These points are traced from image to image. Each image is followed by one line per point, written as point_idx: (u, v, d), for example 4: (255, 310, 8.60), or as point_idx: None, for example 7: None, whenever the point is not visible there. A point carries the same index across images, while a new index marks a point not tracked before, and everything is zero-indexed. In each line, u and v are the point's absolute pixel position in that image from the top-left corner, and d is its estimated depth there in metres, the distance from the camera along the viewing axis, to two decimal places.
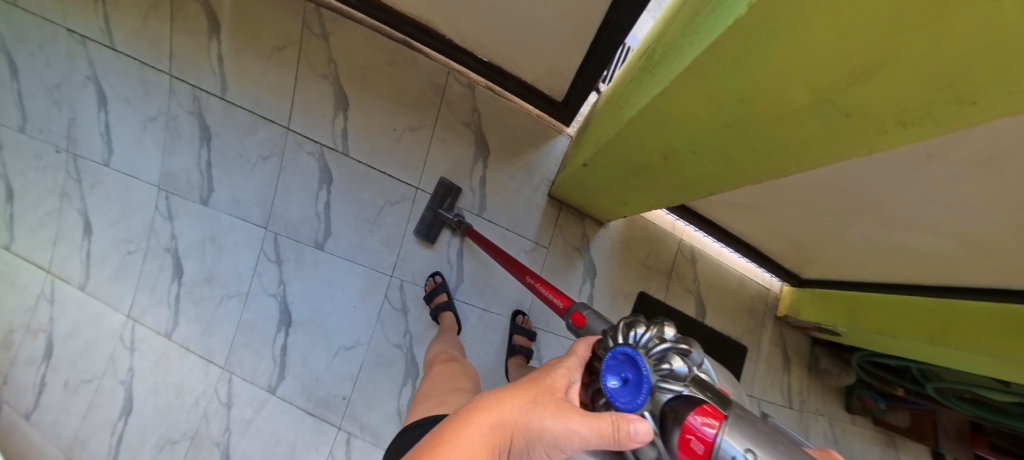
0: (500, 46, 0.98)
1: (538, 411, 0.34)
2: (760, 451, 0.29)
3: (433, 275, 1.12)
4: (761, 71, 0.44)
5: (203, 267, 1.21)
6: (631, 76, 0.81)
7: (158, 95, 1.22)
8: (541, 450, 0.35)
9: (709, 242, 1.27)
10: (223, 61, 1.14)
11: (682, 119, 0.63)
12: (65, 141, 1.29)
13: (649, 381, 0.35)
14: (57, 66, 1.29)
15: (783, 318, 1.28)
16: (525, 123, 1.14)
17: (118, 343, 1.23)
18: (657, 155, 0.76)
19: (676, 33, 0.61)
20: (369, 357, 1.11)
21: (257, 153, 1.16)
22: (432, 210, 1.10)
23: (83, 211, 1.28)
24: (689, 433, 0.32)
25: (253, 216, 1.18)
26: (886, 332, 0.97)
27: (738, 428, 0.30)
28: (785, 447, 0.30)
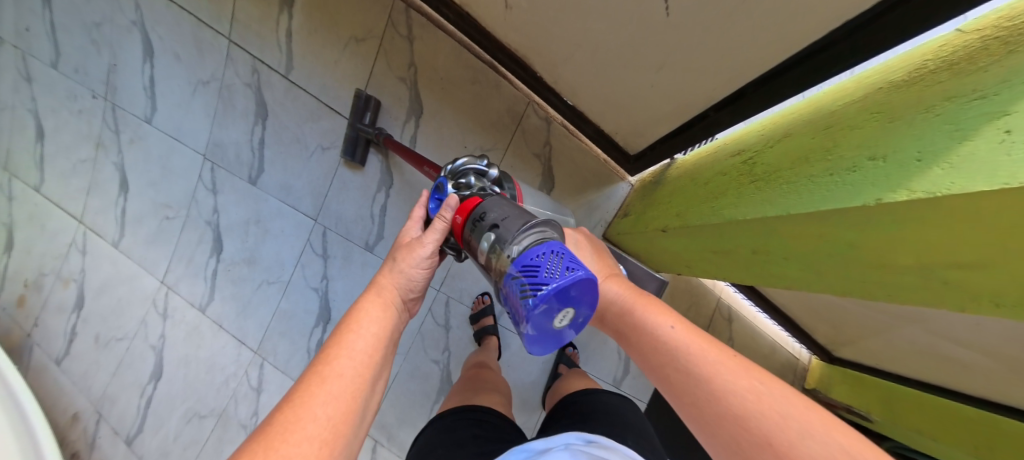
0: (596, 90, 0.93)
1: (406, 258, 0.49)
2: (488, 210, 0.46)
3: (482, 293, 1.13)
4: (913, 240, 0.44)
5: (244, 247, 1.18)
6: (729, 164, 0.80)
7: (213, 59, 1.13)
8: (415, 281, 0.50)
9: (746, 305, 1.36)
10: (293, 39, 1.07)
11: (790, 236, 0.61)
12: (103, 88, 1.21)
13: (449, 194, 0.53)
14: (100, 2, 1.18)
15: (808, 390, 1.41)
16: (593, 166, 1.12)
17: (151, 308, 1.21)
18: (746, 250, 0.73)
19: (803, 153, 0.62)
20: (405, 369, 1.13)
21: (316, 142, 1.11)
22: (353, 126, 1.03)
23: (120, 165, 1.22)
24: (458, 211, 0.49)
25: (304, 206, 1.14)
26: (924, 431, 1.04)
27: (488, 201, 0.47)
28: (509, 206, 0.45)
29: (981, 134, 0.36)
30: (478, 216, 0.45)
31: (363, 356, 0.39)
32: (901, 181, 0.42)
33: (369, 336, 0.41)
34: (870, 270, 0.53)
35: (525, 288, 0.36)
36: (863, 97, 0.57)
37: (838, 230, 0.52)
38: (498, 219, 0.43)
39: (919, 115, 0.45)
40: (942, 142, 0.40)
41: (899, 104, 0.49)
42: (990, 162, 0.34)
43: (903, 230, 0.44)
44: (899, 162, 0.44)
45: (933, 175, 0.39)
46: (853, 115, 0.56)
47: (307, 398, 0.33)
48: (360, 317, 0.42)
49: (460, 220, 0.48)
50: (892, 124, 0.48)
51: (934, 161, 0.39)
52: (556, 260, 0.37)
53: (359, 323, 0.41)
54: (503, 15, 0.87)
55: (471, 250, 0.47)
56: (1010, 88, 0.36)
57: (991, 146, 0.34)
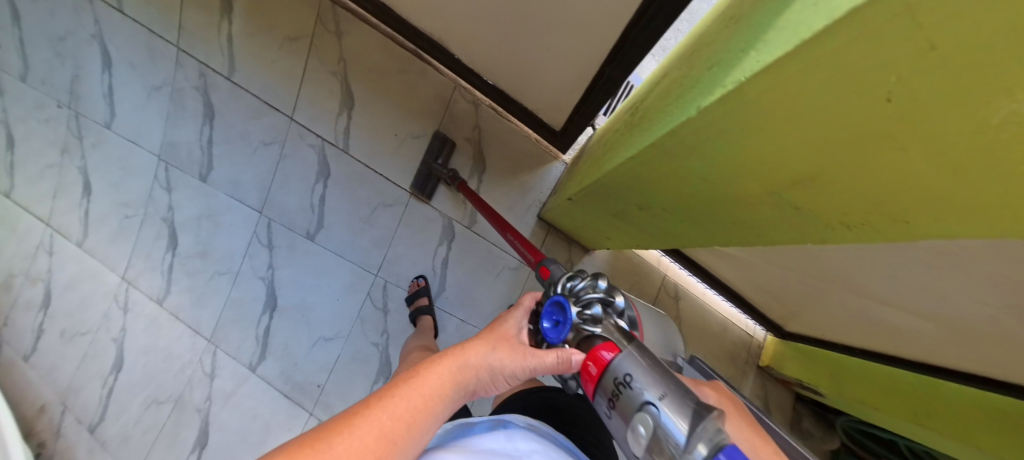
0: (507, 73, 0.97)
1: (499, 352, 0.46)
2: (636, 372, 0.37)
3: (416, 278, 1.16)
4: (735, 146, 0.46)
5: (198, 240, 1.25)
6: (620, 122, 0.83)
7: (164, 65, 1.21)
8: (492, 381, 0.46)
9: (694, 282, 1.36)
10: (234, 42, 1.14)
11: (655, 175, 0.64)
12: (68, 97, 1.29)
13: (574, 321, 0.45)
14: (62, 18, 1.27)
15: (765, 369, 1.40)
16: (525, 147, 1.14)
17: (113, 302, 1.28)
18: (634, 205, 0.77)
19: (665, 89, 0.63)
20: (347, 351, 1.18)
21: (259, 138, 1.18)
22: (428, 163, 1.10)
23: (84, 168, 1.29)
24: (590, 359, 0.41)
25: (250, 199, 1.21)
26: (869, 403, 1.06)
27: (627, 359, 0.39)
28: (665, 373, 0.37)
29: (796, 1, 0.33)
30: (623, 379, 0.37)
31: (403, 434, 0.37)
32: (722, 79, 0.43)
33: (416, 412, 0.39)
34: (735, 201, 0.56)
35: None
36: (723, 16, 0.57)
37: (687, 159, 0.54)
38: (656, 396, 0.34)
39: (750, 11, 0.44)
40: (758, 26, 0.39)
41: (742, 9, 0.49)
42: (799, 17, 0.32)
43: (724, 136, 0.46)
44: (727, 60, 0.43)
45: (747, 62, 0.38)
46: (712, 35, 0.56)
47: (337, 441, 0.34)
48: (429, 385, 0.41)
49: (592, 372, 0.40)
50: (732, 29, 0.48)
51: (750, 46, 0.39)
52: None
53: (416, 387, 0.41)
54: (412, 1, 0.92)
55: (609, 415, 0.39)
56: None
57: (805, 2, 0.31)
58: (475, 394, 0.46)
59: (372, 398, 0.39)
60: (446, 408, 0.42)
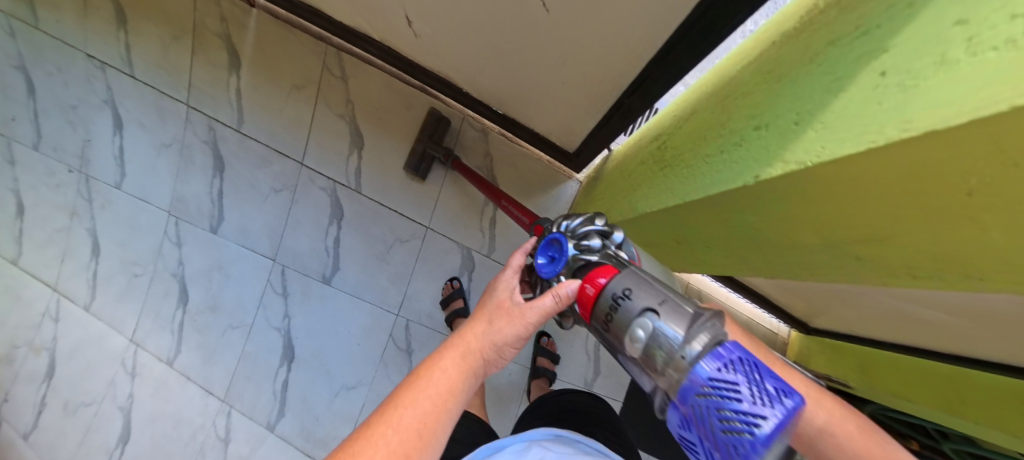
0: (515, 104, 0.96)
1: (497, 323, 0.40)
2: (635, 288, 0.35)
3: (450, 279, 1.12)
4: (786, 207, 0.42)
5: (208, 295, 1.21)
6: (638, 157, 0.81)
7: (174, 123, 1.23)
8: (501, 354, 0.41)
9: (717, 287, 1.34)
10: (242, 96, 1.16)
11: (690, 220, 0.60)
12: (78, 161, 1.31)
13: (569, 255, 0.44)
14: (74, 88, 1.30)
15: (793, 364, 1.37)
16: (538, 169, 1.13)
17: (119, 368, 1.23)
18: (670, 243, 0.72)
19: (694, 137, 0.60)
20: (371, 399, 1.11)
21: (269, 186, 1.17)
22: (424, 142, 1.06)
23: (92, 230, 1.29)
24: (587, 282, 0.39)
25: (262, 247, 1.18)
26: (903, 397, 1.02)
27: (625, 277, 0.37)
28: (660, 287, 0.36)
29: (858, 82, 0.31)
30: (620, 294, 0.36)
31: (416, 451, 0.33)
32: (779, 151, 0.39)
33: (427, 420, 0.35)
34: (788, 247, 0.50)
35: (723, 413, 0.27)
36: (764, 57, 0.51)
37: (737, 212, 0.50)
38: (652, 303, 0.34)
39: (803, 68, 0.40)
40: (818, 98, 0.36)
41: (788, 60, 0.44)
42: (859, 120, 0.29)
43: (782, 202, 0.42)
44: (780, 128, 0.40)
45: (808, 140, 0.35)
46: (750, 81, 0.52)
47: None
48: (431, 398, 0.36)
49: (590, 293, 0.38)
50: (780, 84, 0.44)
51: (810, 122, 0.36)
52: (758, 376, 0.28)
53: (417, 392, 0.36)
54: (416, 42, 0.90)
55: (600, 334, 0.38)
56: (893, 17, 0.30)
57: (867, 93, 0.30)
58: (489, 374, 0.42)
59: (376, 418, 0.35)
60: (459, 405, 0.38)
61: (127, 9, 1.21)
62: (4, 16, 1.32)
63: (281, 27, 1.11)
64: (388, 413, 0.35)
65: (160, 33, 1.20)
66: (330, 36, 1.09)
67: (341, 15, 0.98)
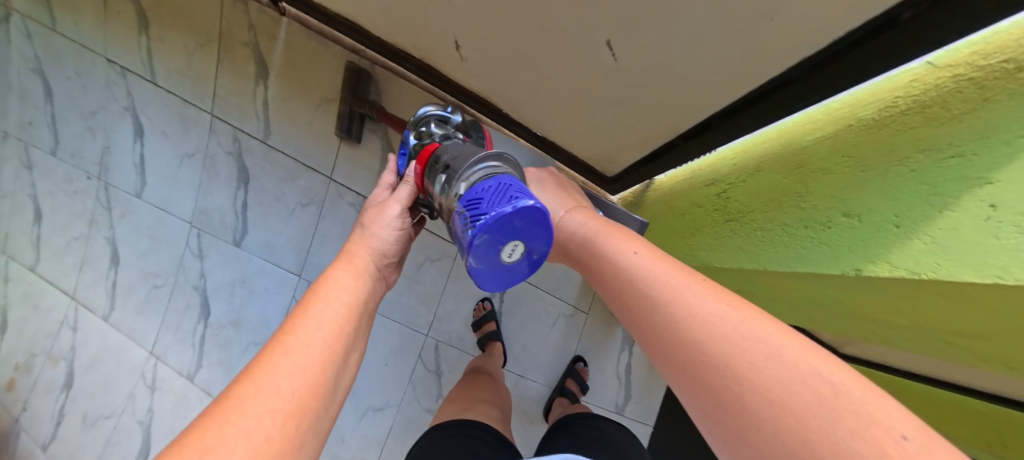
0: (559, 128, 0.94)
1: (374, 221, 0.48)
2: (442, 154, 0.45)
3: (483, 299, 1.11)
4: (892, 298, 0.47)
5: (230, 310, 1.19)
6: (689, 202, 0.84)
7: (197, 133, 1.20)
8: (388, 256, 0.49)
9: None
10: (268, 107, 1.13)
11: (769, 284, 0.65)
12: (96, 169, 1.27)
13: (414, 146, 0.54)
14: (93, 93, 1.27)
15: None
16: None
17: (139, 381, 1.21)
18: (733, 290, 0.77)
19: (760, 199, 0.65)
20: (399, 421, 1.10)
21: (296, 200, 1.15)
22: (348, 101, 1.02)
23: (111, 239, 1.26)
24: (417, 161, 0.49)
25: (288, 262, 1.16)
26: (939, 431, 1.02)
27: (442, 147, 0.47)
28: (462, 147, 0.45)
29: (960, 205, 0.38)
30: (434, 161, 0.45)
31: (337, 332, 0.37)
32: (881, 251, 0.45)
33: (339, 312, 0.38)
34: (869, 323, 0.56)
35: (468, 222, 0.35)
36: (833, 134, 0.54)
37: (825, 287, 0.54)
38: (450, 161, 0.43)
39: (891, 168, 0.45)
40: (919, 208, 0.41)
41: (868, 150, 0.49)
42: (973, 248, 0.36)
43: (881, 291, 0.47)
44: (876, 224, 0.46)
45: (917, 250, 0.41)
46: (818, 157, 0.56)
47: (249, 399, 0.29)
48: (334, 303, 0.38)
49: (417, 166, 0.48)
50: (864, 175, 0.48)
51: (913, 232, 0.42)
52: (497, 191, 0.36)
53: (324, 295, 0.39)
54: (462, 66, 0.88)
55: (430, 197, 0.48)
56: (987, 149, 0.36)
57: (976, 224, 0.36)
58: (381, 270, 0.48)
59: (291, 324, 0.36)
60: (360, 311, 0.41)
61: (150, 14, 1.17)
62: (22, 16, 1.28)
63: (314, 39, 1.08)
64: (291, 325, 0.35)
65: (183, 40, 1.16)
66: (363, 49, 1.06)
67: (380, 31, 0.95)
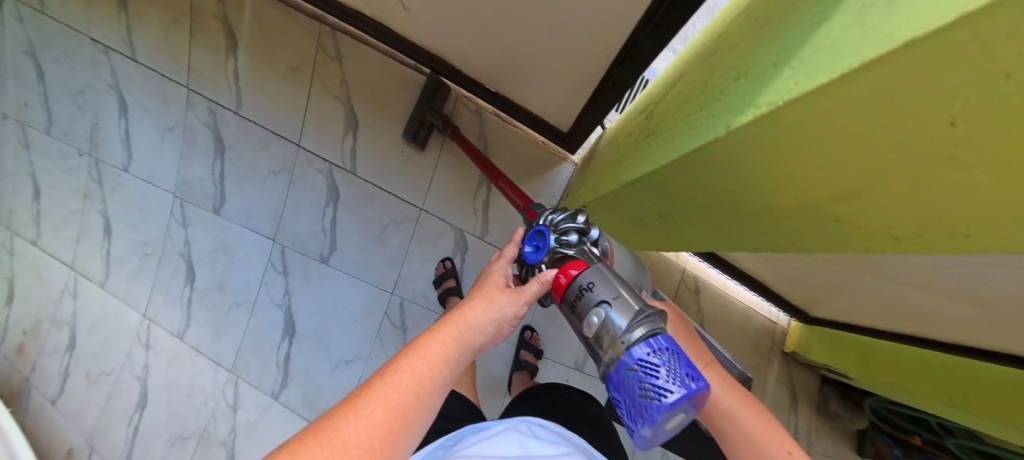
0: (508, 80, 0.94)
1: (494, 304, 0.42)
2: (598, 284, 0.41)
3: (443, 259, 1.15)
4: (772, 160, 0.40)
5: (214, 273, 1.26)
6: (633, 127, 0.80)
7: (176, 107, 1.24)
8: (502, 331, 0.43)
9: (714, 273, 1.26)
10: (239, 78, 1.16)
11: (678, 187, 0.59)
12: (87, 145, 1.32)
13: (548, 246, 0.48)
14: (81, 72, 1.31)
15: (792, 354, 1.26)
16: (534, 153, 1.08)
17: (135, 341, 1.31)
18: (656, 214, 0.72)
19: (683, 98, 0.59)
20: (368, 372, 1.16)
21: (269, 168, 1.20)
22: (423, 108, 1.01)
23: (104, 212, 1.32)
24: (561, 272, 0.44)
25: (264, 228, 1.22)
26: (898, 387, 0.98)
27: (595, 272, 0.42)
28: (618, 282, 0.42)
29: (836, 11, 0.30)
30: (584, 286, 0.42)
31: (418, 408, 0.36)
32: (755, 96, 0.38)
33: (424, 387, 0.37)
34: (767, 212, 0.50)
35: (647, 388, 0.35)
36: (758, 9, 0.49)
37: (716, 169, 0.48)
38: (608, 296, 0.40)
39: (790, 11, 0.39)
40: (797, 37, 0.35)
41: (777, 7, 0.43)
42: (837, 45, 0.29)
43: (761, 154, 0.41)
44: (758, 74, 0.39)
45: (782, 79, 0.34)
46: (742, 34, 0.50)
47: (319, 445, 0.32)
48: (421, 365, 0.37)
49: (562, 281, 0.43)
50: (766, 31, 0.42)
51: (787, 61, 0.34)
52: (676, 361, 0.36)
53: (417, 362, 0.37)
54: (408, 16, 0.89)
55: (567, 313, 0.44)
56: None
57: (843, 21, 0.29)
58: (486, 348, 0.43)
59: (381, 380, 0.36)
60: (448, 377, 0.38)
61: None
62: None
63: (277, 7, 1.10)
64: (381, 374, 0.37)
65: (161, 16, 1.20)
66: (324, 15, 1.07)
67: None
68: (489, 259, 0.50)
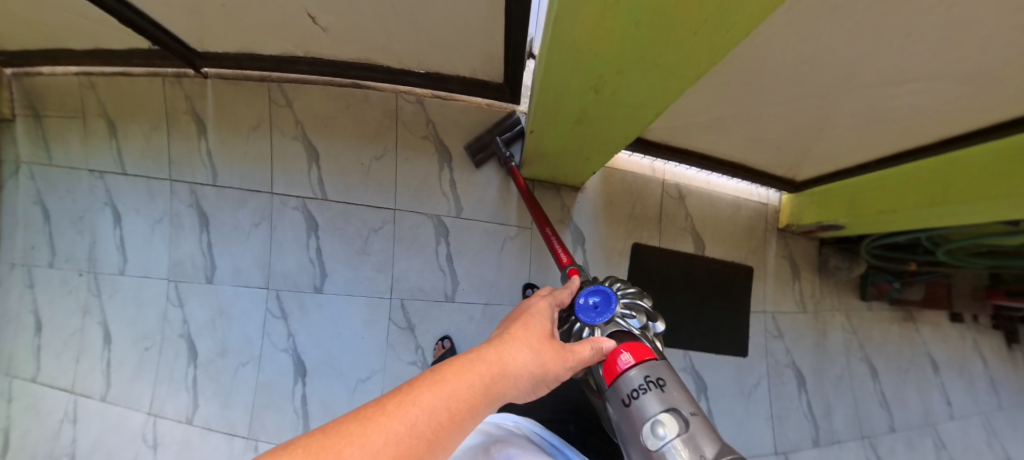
0: (436, 61, 1.02)
1: (539, 355, 0.45)
2: (653, 390, 0.51)
3: (442, 340, 1.17)
4: None
5: (215, 341, 1.24)
6: None
7: (162, 198, 1.30)
8: (534, 387, 0.44)
9: (694, 174, 1.20)
10: (212, 153, 1.26)
11: (597, 21, 0.45)
12: (87, 263, 1.34)
13: (613, 312, 0.62)
14: (80, 199, 1.34)
15: (785, 229, 1.28)
16: (483, 116, 1.17)
17: (142, 444, 1.24)
18: (593, 89, 0.61)
19: None
20: (388, 381, 1.17)
21: (249, 221, 1.25)
22: (492, 135, 1.13)
23: (104, 322, 1.31)
24: (619, 352, 0.55)
25: (255, 280, 1.25)
26: (885, 212, 0.97)
27: (647, 371, 0.53)
28: (672, 393, 0.51)
29: None
30: (640, 386, 0.52)
31: (452, 426, 0.34)
32: None
33: (462, 404, 0.35)
34: None
35: None
36: None
37: None
38: (665, 407, 0.49)
39: None
40: None
41: None
42: None
43: None
44: None
45: None
46: None
47: None
48: (453, 398, 0.35)
49: (619, 365, 0.54)
50: None
51: None
52: None
53: (459, 378, 0.36)
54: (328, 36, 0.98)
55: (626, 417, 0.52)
56: None
57: None
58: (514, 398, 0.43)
59: (417, 386, 0.34)
60: (475, 420, 0.36)
61: (111, 114, 1.32)
62: (15, 160, 1.39)
63: (231, 85, 1.24)
64: (405, 399, 0.33)
65: (140, 124, 1.30)
66: (269, 74, 1.21)
67: (269, 47, 1.09)
68: (529, 297, 0.57)
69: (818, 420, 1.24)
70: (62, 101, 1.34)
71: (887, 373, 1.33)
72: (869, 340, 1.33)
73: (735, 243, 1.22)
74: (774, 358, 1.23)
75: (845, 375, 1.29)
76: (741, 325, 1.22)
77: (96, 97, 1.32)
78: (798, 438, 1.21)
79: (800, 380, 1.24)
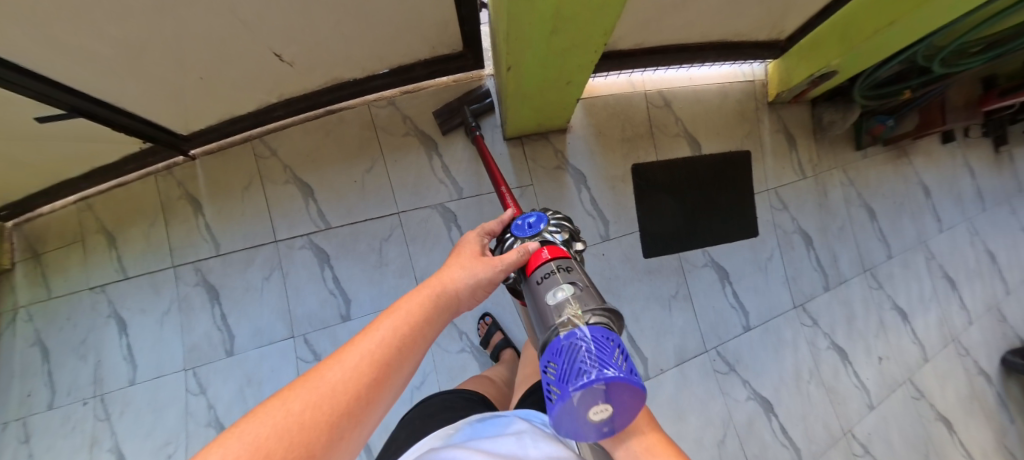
0: (404, 54, 1.15)
1: (473, 269, 0.49)
2: (561, 273, 0.50)
3: (483, 317, 1.20)
4: None
5: (250, 412, 1.15)
6: None
7: (167, 287, 1.24)
8: (475, 295, 0.49)
9: (676, 75, 1.33)
10: (210, 226, 1.25)
11: None
12: (91, 388, 1.22)
13: (541, 228, 0.59)
14: (80, 321, 1.25)
15: (776, 101, 1.41)
16: (457, 89, 1.28)
17: None
18: None
19: None
20: (442, 375, 1.15)
21: (259, 276, 1.23)
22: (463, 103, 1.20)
23: (116, 447, 1.17)
24: (541, 252, 0.54)
25: (279, 332, 1.20)
26: (881, 30, 1.01)
27: (559, 262, 0.52)
28: (580, 278, 0.50)
29: None
30: (553, 269, 0.51)
31: (411, 335, 0.38)
32: None
33: (415, 322, 0.39)
34: None
35: (595, 362, 0.35)
36: None
37: None
38: (573, 283, 0.48)
39: None
40: None
41: None
42: None
43: None
44: None
45: None
46: None
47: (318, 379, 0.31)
48: (409, 317, 0.39)
49: (534, 261, 0.53)
50: None
51: None
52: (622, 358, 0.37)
53: (405, 303, 0.40)
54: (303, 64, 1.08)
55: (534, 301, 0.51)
56: None
57: None
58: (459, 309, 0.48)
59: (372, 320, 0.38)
60: (430, 332, 0.41)
61: (111, 229, 1.28)
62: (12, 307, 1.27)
63: (218, 156, 1.29)
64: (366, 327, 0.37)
65: (139, 227, 1.27)
66: (253, 132, 1.29)
67: (250, 100, 1.17)
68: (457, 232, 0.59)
69: (826, 269, 1.35)
70: (63, 231, 1.29)
71: (881, 211, 1.47)
72: (868, 186, 1.47)
73: (728, 132, 1.34)
74: (781, 229, 1.32)
75: (847, 225, 1.41)
76: (749, 208, 1.30)
77: (95, 217, 1.29)
78: (812, 288, 1.31)
79: (807, 240, 1.34)
